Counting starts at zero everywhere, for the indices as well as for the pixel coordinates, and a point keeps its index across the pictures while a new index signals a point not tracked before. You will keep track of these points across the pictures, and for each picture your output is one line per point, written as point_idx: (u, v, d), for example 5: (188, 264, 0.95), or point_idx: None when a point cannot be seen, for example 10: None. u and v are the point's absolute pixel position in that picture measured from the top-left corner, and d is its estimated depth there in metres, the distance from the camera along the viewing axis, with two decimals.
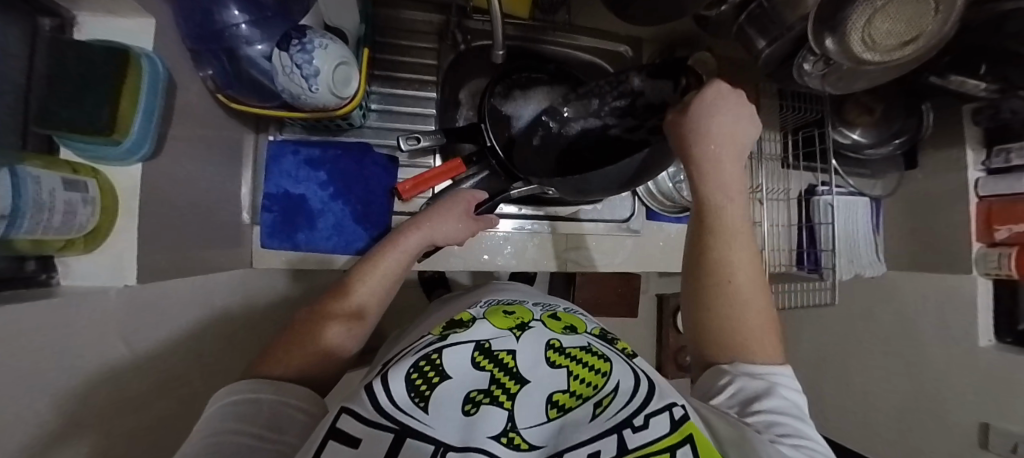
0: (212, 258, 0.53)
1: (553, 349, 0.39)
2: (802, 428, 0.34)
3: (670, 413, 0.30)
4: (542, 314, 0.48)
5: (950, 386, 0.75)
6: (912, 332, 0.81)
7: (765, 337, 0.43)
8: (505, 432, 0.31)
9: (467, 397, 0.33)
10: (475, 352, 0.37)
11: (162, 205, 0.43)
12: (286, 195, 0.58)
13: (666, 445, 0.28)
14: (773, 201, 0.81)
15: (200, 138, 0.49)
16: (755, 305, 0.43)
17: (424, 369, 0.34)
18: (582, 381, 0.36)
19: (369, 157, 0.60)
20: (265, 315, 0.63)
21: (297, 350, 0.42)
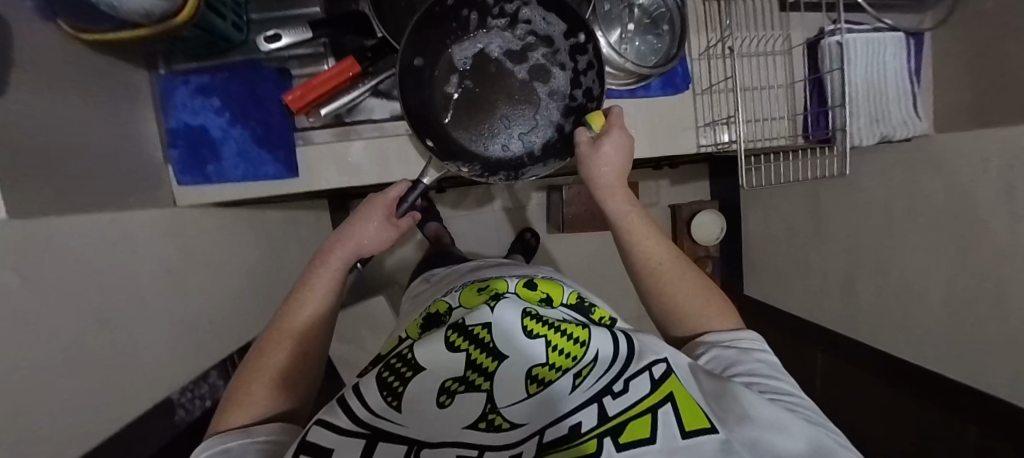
0: (129, 194, 0.56)
1: (530, 316, 0.33)
2: (777, 384, 0.40)
3: (651, 372, 0.30)
4: (517, 284, 0.47)
5: (984, 266, 0.60)
6: (943, 205, 0.65)
7: (713, 301, 0.52)
8: (483, 417, 0.28)
9: (439, 388, 0.29)
10: (448, 331, 0.32)
11: (47, 142, 0.44)
12: (188, 129, 0.56)
13: (648, 406, 0.28)
14: (758, 56, 0.63)
15: (82, 77, 0.51)
16: (688, 281, 0.53)
17: (396, 367, 0.30)
18: (561, 352, 0.30)
19: (257, 74, 0.57)
20: (216, 248, 0.69)
21: (259, 372, 0.43)
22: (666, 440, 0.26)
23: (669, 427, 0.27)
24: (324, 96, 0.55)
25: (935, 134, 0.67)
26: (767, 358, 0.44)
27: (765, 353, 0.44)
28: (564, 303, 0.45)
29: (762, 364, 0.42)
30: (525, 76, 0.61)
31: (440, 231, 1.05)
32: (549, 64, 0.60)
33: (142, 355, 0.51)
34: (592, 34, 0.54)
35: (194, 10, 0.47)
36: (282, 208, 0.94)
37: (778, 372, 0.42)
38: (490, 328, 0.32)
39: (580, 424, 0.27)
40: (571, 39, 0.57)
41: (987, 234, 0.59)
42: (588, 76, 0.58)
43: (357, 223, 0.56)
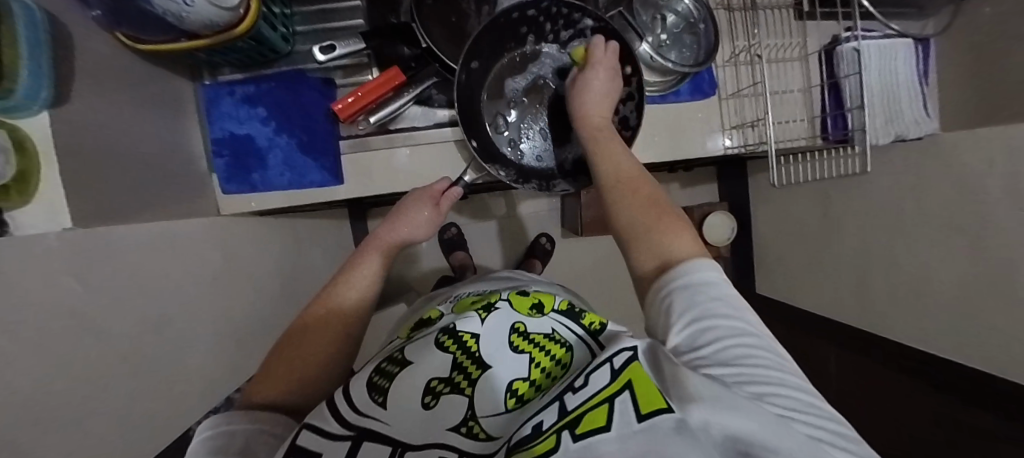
0: (178, 202, 0.57)
1: (517, 334, 0.41)
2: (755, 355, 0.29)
3: (611, 364, 0.29)
4: (509, 293, 0.51)
5: (987, 252, 0.64)
6: (945, 198, 0.69)
7: (667, 217, 0.43)
8: (464, 423, 0.32)
9: (427, 388, 0.34)
10: (440, 336, 0.40)
11: (106, 152, 0.45)
12: (232, 136, 0.57)
13: (605, 397, 0.26)
14: (780, 62, 0.68)
15: (137, 88, 0.52)
16: (660, 219, 0.43)
17: (389, 370, 0.35)
18: (541, 369, 0.37)
19: (303, 83, 0.60)
20: (256, 255, 0.69)
21: (294, 352, 0.41)
22: (622, 426, 0.24)
23: (625, 414, 0.24)
24: (373, 104, 0.57)
25: (942, 132, 0.71)
26: (729, 292, 0.34)
27: (727, 287, 0.35)
28: (556, 310, 0.47)
29: (728, 304, 0.33)
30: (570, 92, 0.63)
31: (465, 260, 1.11)
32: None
33: (191, 363, 0.51)
34: (637, 68, 0.58)
35: (252, 21, 0.50)
36: (309, 215, 0.96)
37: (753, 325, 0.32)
38: (479, 337, 0.39)
39: (541, 424, 0.26)
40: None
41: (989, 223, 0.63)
42: (627, 105, 0.61)
43: (404, 212, 0.55)
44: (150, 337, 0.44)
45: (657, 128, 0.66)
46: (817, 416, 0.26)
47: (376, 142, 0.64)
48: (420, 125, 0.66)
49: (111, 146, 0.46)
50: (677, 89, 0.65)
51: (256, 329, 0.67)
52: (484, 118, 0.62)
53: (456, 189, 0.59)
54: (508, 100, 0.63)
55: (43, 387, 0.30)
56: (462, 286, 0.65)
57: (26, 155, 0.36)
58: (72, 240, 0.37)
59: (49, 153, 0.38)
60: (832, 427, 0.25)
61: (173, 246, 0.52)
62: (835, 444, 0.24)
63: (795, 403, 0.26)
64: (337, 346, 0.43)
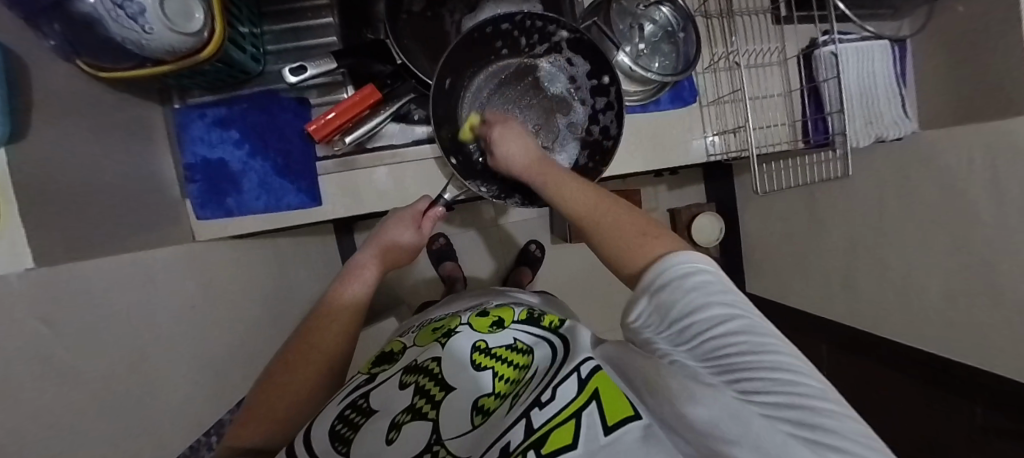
0: (151, 232, 0.55)
1: (479, 351, 0.43)
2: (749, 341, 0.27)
3: (579, 374, 0.33)
4: (469, 316, 0.52)
5: (971, 251, 0.64)
6: (928, 198, 0.70)
7: (642, 228, 0.40)
8: (428, 449, 0.32)
9: (390, 424, 0.35)
10: (404, 375, 0.41)
11: (69, 187, 0.43)
12: (205, 161, 0.56)
13: (573, 411, 0.29)
14: (760, 67, 0.67)
15: (103, 118, 0.51)
16: (621, 223, 0.41)
17: (348, 417, 0.36)
18: (504, 381, 0.40)
19: (277, 104, 0.59)
20: (236, 281, 0.68)
21: (278, 387, 0.40)
22: (589, 440, 0.26)
23: (592, 427, 0.27)
24: (350, 124, 0.56)
25: (923, 131, 0.71)
26: (710, 277, 0.32)
27: (709, 269, 0.33)
28: (516, 320, 0.49)
29: (707, 289, 0.31)
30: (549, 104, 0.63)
31: (454, 272, 1.10)
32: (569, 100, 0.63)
33: (170, 400, 0.49)
34: (616, 78, 0.58)
35: (218, 44, 0.49)
36: (292, 233, 0.94)
37: (737, 304, 0.30)
38: (439, 362, 0.41)
39: (510, 444, 0.28)
40: (593, 79, 0.60)
41: (973, 223, 0.63)
42: (607, 115, 0.60)
43: (388, 234, 0.54)
44: (126, 377, 0.43)
45: (640, 137, 0.66)
46: (797, 391, 0.24)
47: (356, 162, 0.63)
48: (400, 143, 0.65)
49: (74, 180, 0.44)
50: (658, 98, 0.65)
51: (240, 356, 0.65)
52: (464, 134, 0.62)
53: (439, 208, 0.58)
54: (488, 114, 0.63)
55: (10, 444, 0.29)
56: (443, 306, 0.64)
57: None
58: (35, 285, 0.35)
59: (5, 189, 0.35)
60: (816, 399, 0.23)
61: (145, 278, 0.50)
62: (810, 421, 0.22)
63: (771, 382, 0.24)
64: (314, 384, 0.42)
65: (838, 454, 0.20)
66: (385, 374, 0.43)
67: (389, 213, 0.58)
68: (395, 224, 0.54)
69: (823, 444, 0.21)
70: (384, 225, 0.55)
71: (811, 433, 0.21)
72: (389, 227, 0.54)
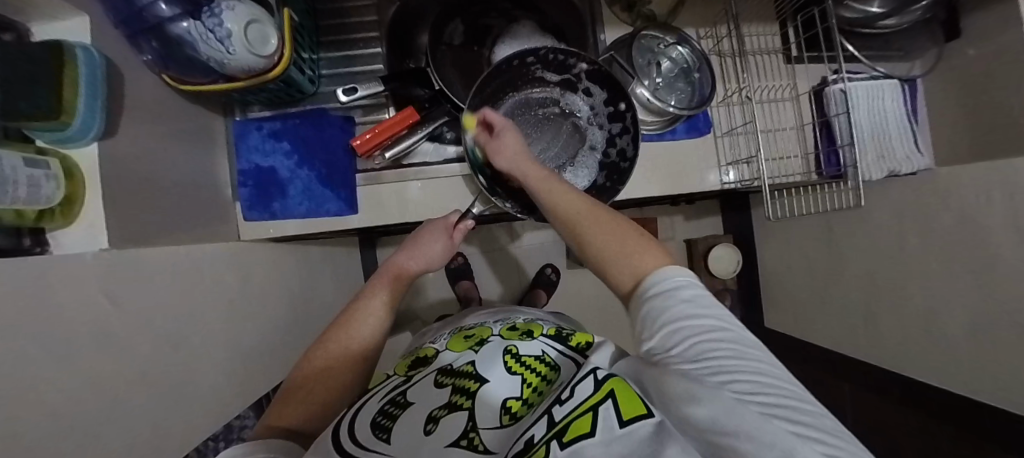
0: (204, 228, 0.61)
1: (509, 356, 0.43)
2: (744, 354, 0.30)
3: (595, 375, 0.32)
4: (500, 329, 0.54)
5: (992, 286, 0.63)
6: (946, 232, 0.70)
7: (635, 241, 0.43)
8: (464, 436, 0.32)
9: (429, 417, 0.35)
10: (438, 376, 0.42)
11: (142, 179, 0.49)
12: (258, 169, 0.63)
13: (591, 405, 0.28)
14: (772, 102, 0.72)
15: (176, 123, 0.58)
16: (609, 233, 0.44)
17: (389, 411, 0.36)
18: (532, 388, 0.38)
19: (326, 119, 0.65)
20: (270, 281, 0.72)
21: (314, 377, 0.43)
22: (605, 431, 0.26)
23: (608, 420, 0.27)
24: (389, 141, 0.62)
25: (939, 167, 0.73)
26: (699, 293, 0.35)
27: (693, 284, 0.36)
28: (544, 334, 0.49)
29: (697, 305, 0.34)
30: (571, 129, 0.68)
31: (471, 291, 1.13)
32: (587, 125, 0.68)
33: (203, 384, 0.52)
34: (631, 105, 0.62)
35: (284, 67, 0.56)
36: (323, 243, 0.99)
37: (723, 318, 0.34)
38: (475, 365, 0.42)
39: (533, 437, 0.28)
40: (610, 107, 0.65)
41: (991, 257, 0.63)
42: (624, 139, 0.64)
43: (421, 240, 0.58)
44: (167, 357, 0.46)
45: (658, 163, 0.70)
46: (783, 395, 0.27)
47: (391, 176, 0.68)
48: (432, 161, 0.70)
49: (147, 175, 0.50)
50: (674, 128, 0.69)
51: (266, 354, 0.68)
52: None
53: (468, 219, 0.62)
54: (513, 137, 0.68)
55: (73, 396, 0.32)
56: (463, 318, 0.66)
57: (74, 182, 0.40)
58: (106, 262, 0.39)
59: (92, 182, 0.42)
60: (796, 402, 0.27)
61: (193, 268, 0.54)
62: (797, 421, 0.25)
63: (758, 386, 0.27)
64: (350, 373, 0.44)
65: (817, 442, 0.24)
66: (421, 374, 0.44)
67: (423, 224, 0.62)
68: (428, 235, 0.58)
69: (807, 436, 0.24)
70: (417, 235, 0.58)
71: (796, 427, 0.24)
72: (422, 238, 0.58)
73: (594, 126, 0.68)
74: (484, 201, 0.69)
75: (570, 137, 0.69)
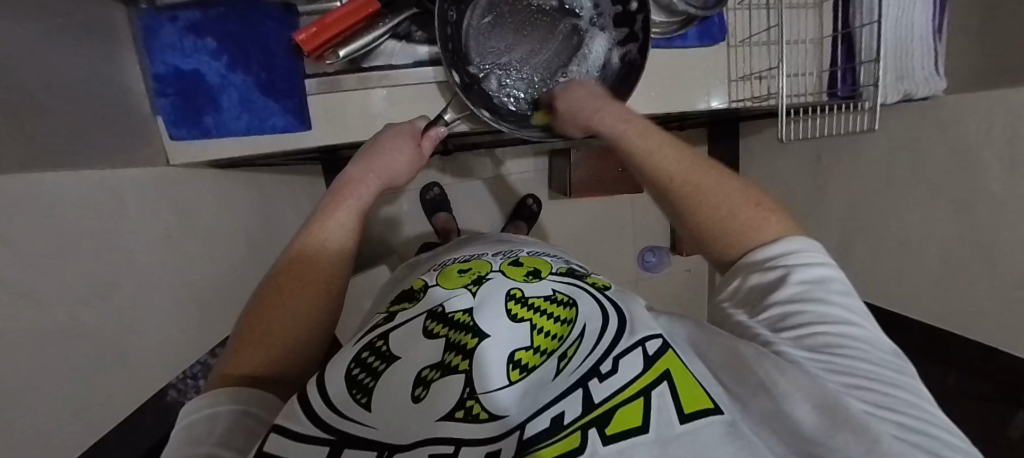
0: (124, 150, 0.51)
1: (514, 300, 0.38)
2: (872, 355, 0.26)
3: (644, 350, 0.27)
4: (501, 263, 0.48)
5: (969, 221, 0.64)
6: (935, 164, 0.69)
7: (748, 211, 0.39)
8: (460, 405, 0.27)
9: (417, 378, 0.30)
10: (427, 321, 0.37)
11: (51, 94, 0.39)
12: (178, 73, 0.50)
13: (640, 389, 0.24)
14: (794, 8, 0.63)
15: (72, 13, 0.44)
16: (719, 198, 0.41)
17: (366, 362, 0.31)
18: (545, 335, 0.34)
19: (258, 10, 0.52)
20: (215, 213, 0.63)
21: (276, 315, 0.37)
22: (662, 426, 0.22)
23: (665, 412, 0.23)
24: (340, 37, 0.50)
25: (944, 94, 0.68)
26: (824, 277, 0.32)
27: (830, 268, 0.33)
28: (554, 272, 0.45)
29: (827, 290, 0.31)
30: (570, 29, 0.58)
31: (448, 223, 1.07)
32: (587, 27, 0.58)
33: (148, 330, 0.46)
34: (644, 4, 0.53)
35: None
36: (279, 171, 0.89)
37: (856, 311, 0.30)
38: (472, 313, 0.36)
39: (563, 416, 0.24)
40: (617, 5, 0.55)
41: (974, 191, 0.63)
42: (630, 45, 0.56)
43: (386, 152, 0.50)
44: (97, 302, 0.39)
45: (661, 77, 0.61)
46: (918, 417, 0.23)
47: (350, 83, 0.57)
48: (399, 63, 0.59)
49: (55, 89, 0.40)
50: (681, 32, 0.58)
51: (220, 294, 0.63)
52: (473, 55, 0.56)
53: (441, 129, 0.56)
54: (500, 34, 0.57)
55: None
56: (457, 248, 0.60)
57: None
58: None
59: None
60: (936, 428, 0.22)
61: (112, 197, 0.45)
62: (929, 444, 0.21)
63: (892, 400, 0.23)
64: (317, 307, 0.39)
65: None
66: (407, 312, 0.39)
67: (380, 133, 0.54)
68: (394, 147, 0.51)
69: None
70: (381, 145, 0.50)
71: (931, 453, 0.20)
72: (391, 150, 0.50)
73: (597, 26, 0.58)
74: (456, 109, 0.60)
75: (568, 40, 0.59)
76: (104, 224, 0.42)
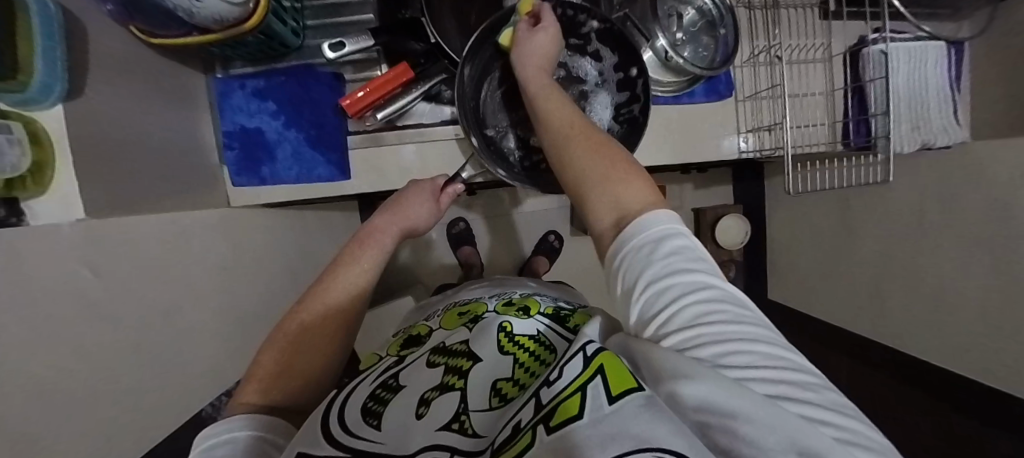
0: (194, 193, 0.59)
1: (503, 334, 0.41)
2: (739, 319, 0.26)
3: (584, 352, 0.28)
4: (496, 304, 0.51)
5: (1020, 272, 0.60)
6: (970, 210, 0.66)
7: (621, 167, 0.38)
8: (455, 419, 0.31)
9: (420, 399, 0.33)
10: (432, 356, 0.41)
11: (127, 144, 0.46)
12: (243, 130, 0.59)
13: (578, 385, 0.25)
14: (802, 63, 0.65)
15: (155, 81, 0.53)
16: (602, 158, 0.39)
17: (380, 395, 0.35)
18: (525, 369, 0.36)
19: (311, 75, 0.61)
20: (263, 247, 0.71)
21: (296, 346, 0.41)
22: (593, 411, 0.22)
23: (597, 398, 0.23)
24: (381, 100, 0.57)
25: (973, 141, 0.67)
26: (686, 247, 0.30)
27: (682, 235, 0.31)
28: (541, 313, 0.47)
29: (687, 258, 0.29)
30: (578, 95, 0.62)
31: (471, 257, 1.11)
32: (594, 91, 0.61)
33: (198, 352, 0.52)
34: (643, 70, 0.57)
35: (262, 16, 0.49)
36: (320, 208, 0.97)
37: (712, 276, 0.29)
38: (468, 344, 0.41)
39: (521, 422, 0.26)
40: (620, 72, 0.60)
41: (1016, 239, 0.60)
42: (634, 106, 0.60)
43: (408, 203, 0.56)
44: (162, 328, 0.45)
45: (672, 129, 0.65)
46: (779, 366, 0.23)
47: (386, 139, 0.64)
48: (428, 122, 0.66)
49: (131, 144, 0.47)
50: (690, 91, 0.63)
51: (263, 321, 0.69)
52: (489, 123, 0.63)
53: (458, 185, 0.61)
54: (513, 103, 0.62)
55: (46, 378, 0.31)
56: (464, 290, 0.64)
57: (41, 147, 0.36)
58: (88, 234, 0.37)
59: (63, 147, 0.38)
60: (797, 374, 0.22)
61: (182, 236, 0.52)
62: (793, 394, 0.21)
63: (757, 357, 0.23)
64: (331, 343, 0.43)
65: (827, 426, 0.19)
66: (413, 353, 0.43)
67: (404, 188, 0.61)
68: (418, 199, 0.57)
69: (810, 415, 0.20)
70: (404, 196, 0.57)
71: (796, 405, 0.20)
72: (412, 201, 0.57)
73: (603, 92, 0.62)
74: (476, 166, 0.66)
75: (577, 105, 0.63)
76: (173, 259, 0.49)
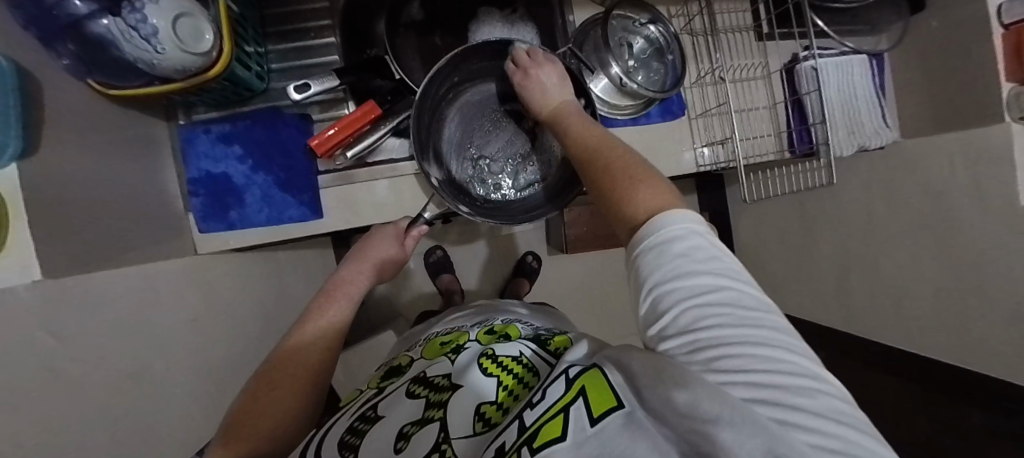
0: (159, 243, 0.57)
1: (486, 357, 0.42)
2: (745, 323, 0.25)
3: (567, 375, 0.29)
4: (478, 332, 0.51)
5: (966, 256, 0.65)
6: (913, 202, 0.71)
7: (636, 181, 0.37)
8: (434, 450, 0.31)
9: (400, 434, 0.34)
10: (410, 385, 0.42)
11: (89, 197, 0.45)
12: (209, 177, 0.58)
13: (561, 406, 0.26)
14: (744, 81, 0.71)
15: (115, 132, 0.52)
16: (630, 175, 0.38)
17: (358, 430, 0.36)
18: (508, 390, 0.37)
19: (279, 119, 0.62)
20: (233, 293, 0.68)
21: (265, 399, 0.40)
22: (576, 433, 0.23)
23: (579, 418, 0.24)
24: (350, 138, 0.58)
25: (908, 139, 0.73)
26: (701, 247, 0.30)
27: (701, 237, 0.30)
28: (522, 336, 0.48)
29: (697, 260, 0.29)
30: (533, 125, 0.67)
31: (452, 284, 1.11)
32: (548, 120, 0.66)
33: (168, 412, 0.49)
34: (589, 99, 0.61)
35: (224, 65, 0.51)
36: (294, 247, 0.96)
37: (730, 275, 0.28)
38: (451, 377, 0.40)
39: (505, 444, 0.27)
40: None
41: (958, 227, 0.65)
42: None
43: (371, 249, 0.58)
44: (129, 389, 0.43)
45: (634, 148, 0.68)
46: (774, 369, 0.23)
47: (357, 176, 0.65)
48: (399, 157, 0.67)
49: (92, 197, 0.45)
50: (645, 112, 0.67)
51: (236, 371, 0.65)
52: (450, 158, 0.66)
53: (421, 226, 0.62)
54: (473, 138, 0.67)
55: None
56: (451, 316, 0.64)
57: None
58: (43, 296, 0.35)
59: (18, 215, 0.35)
60: (793, 378, 0.22)
61: (146, 289, 0.49)
62: (781, 399, 0.21)
63: (753, 360, 0.23)
64: (298, 394, 0.42)
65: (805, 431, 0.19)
66: (393, 384, 0.44)
67: (370, 231, 0.62)
68: (381, 239, 0.59)
69: (790, 421, 0.20)
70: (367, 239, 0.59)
71: (779, 411, 0.21)
72: (376, 242, 0.59)
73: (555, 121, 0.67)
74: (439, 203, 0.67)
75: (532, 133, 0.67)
76: (137, 314, 0.46)
